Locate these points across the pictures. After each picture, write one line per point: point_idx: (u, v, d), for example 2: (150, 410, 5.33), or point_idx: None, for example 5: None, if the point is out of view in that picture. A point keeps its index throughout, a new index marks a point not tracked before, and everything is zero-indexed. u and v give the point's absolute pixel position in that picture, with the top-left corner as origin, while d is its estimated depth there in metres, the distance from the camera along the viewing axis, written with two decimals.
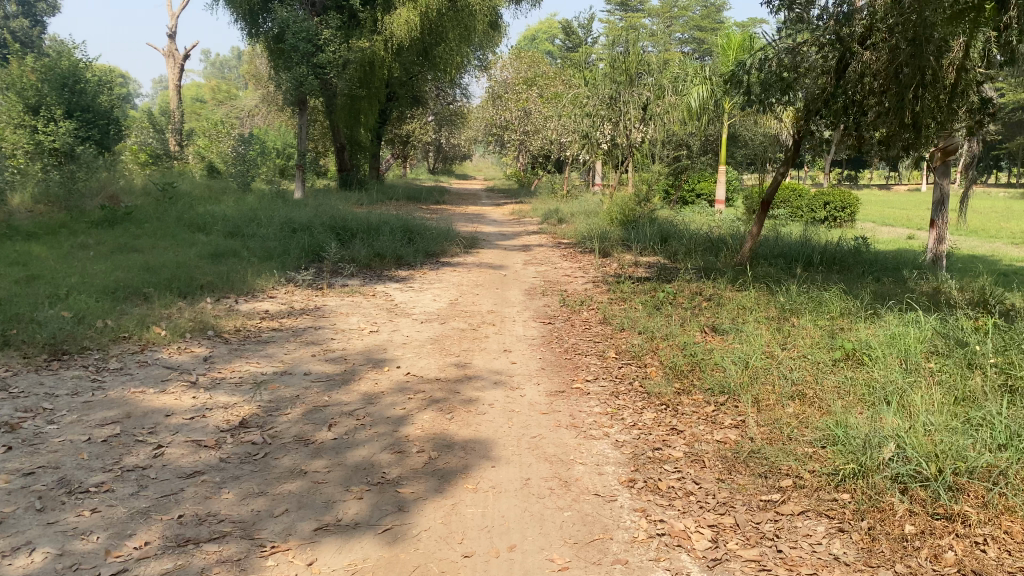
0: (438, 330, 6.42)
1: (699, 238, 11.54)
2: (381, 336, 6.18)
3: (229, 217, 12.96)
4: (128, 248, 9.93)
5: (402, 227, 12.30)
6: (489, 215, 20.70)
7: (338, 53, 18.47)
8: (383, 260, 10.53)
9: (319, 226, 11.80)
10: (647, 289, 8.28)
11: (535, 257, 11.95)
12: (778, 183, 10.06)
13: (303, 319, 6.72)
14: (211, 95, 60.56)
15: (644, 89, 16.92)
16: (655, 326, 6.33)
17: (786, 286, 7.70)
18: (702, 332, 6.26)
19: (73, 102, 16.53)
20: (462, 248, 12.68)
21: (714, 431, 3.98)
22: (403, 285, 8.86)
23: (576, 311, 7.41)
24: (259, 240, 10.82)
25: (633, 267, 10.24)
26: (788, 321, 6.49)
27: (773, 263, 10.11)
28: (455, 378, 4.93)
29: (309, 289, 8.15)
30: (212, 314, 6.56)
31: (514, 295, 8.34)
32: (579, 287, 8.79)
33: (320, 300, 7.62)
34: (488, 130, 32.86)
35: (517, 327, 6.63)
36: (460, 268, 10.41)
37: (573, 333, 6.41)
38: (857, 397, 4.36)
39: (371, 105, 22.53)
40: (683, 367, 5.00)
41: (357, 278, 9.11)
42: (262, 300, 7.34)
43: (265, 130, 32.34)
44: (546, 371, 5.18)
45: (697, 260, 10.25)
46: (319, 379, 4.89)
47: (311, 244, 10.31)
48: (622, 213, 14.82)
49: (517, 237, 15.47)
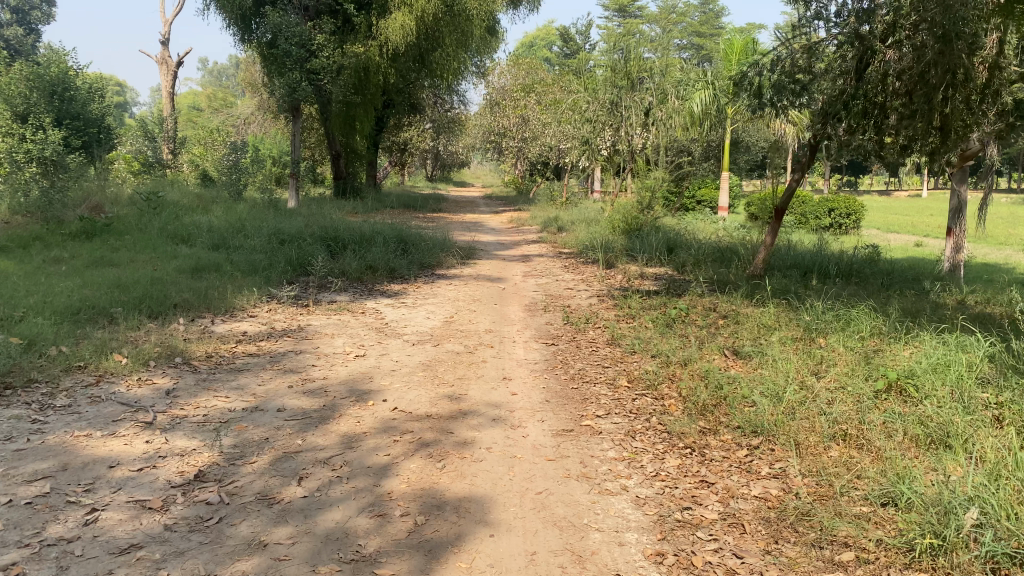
0: (431, 354, 5.85)
1: (708, 247, 10.98)
2: (368, 362, 5.60)
3: (215, 227, 12.39)
4: (104, 262, 9.36)
5: (396, 237, 11.74)
6: (488, 224, 20.12)
7: (332, 59, 18.06)
8: (374, 272, 9.96)
9: (309, 237, 11.24)
10: (656, 304, 7.71)
11: (535, 269, 11.37)
12: (793, 191, 9.51)
13: (283, 342, 6.13)
14: (207, 103, 60.03)
15: (647, 93, 16.34)
16: (669, 348, 5.78)
17: (808, 302, 7.13)
18: (722, 355, 5.71)
19: (63, 109, 16.98)
20: (458, 259, 12.12)
21: (751, 485, 3.43)
22: (396, 300, 8.28)
23: (581, 330, 6.83)
24: (244, 252, 10.25)
25: (640, 279, 9.68)
26: (814, 343, 5.92)
27: (788, 275, 9.57)
28: (448, 415, 4.35)
29: (293, 306, 7.58)
30: (183, 337, 5.98)
31: (514, 311, 7.76)
32: (583, 303, 8.21)
33: (304, 318, 7.05)
34: (486, 137, 32.35)
35: (518, 349, 6.06)
36: (456, 282, 9.83)
37: (579, 357, 5.83)
38: (911, 439, 3.80)
39: (367, 111, 21.99)
40: (707, 401, 4.45)
41: (345, 294, 8.54)
42: (240, 320, 6.76)
43: (258, 138, 31.78)
44: (551, 404, 4.61)
45: (707, 272, 9.71)
46: (293, 416, 4.31)
47: (300, 257, 9.76)
48: (625, 221, 14.26)
49: (516, 247, 14.89)
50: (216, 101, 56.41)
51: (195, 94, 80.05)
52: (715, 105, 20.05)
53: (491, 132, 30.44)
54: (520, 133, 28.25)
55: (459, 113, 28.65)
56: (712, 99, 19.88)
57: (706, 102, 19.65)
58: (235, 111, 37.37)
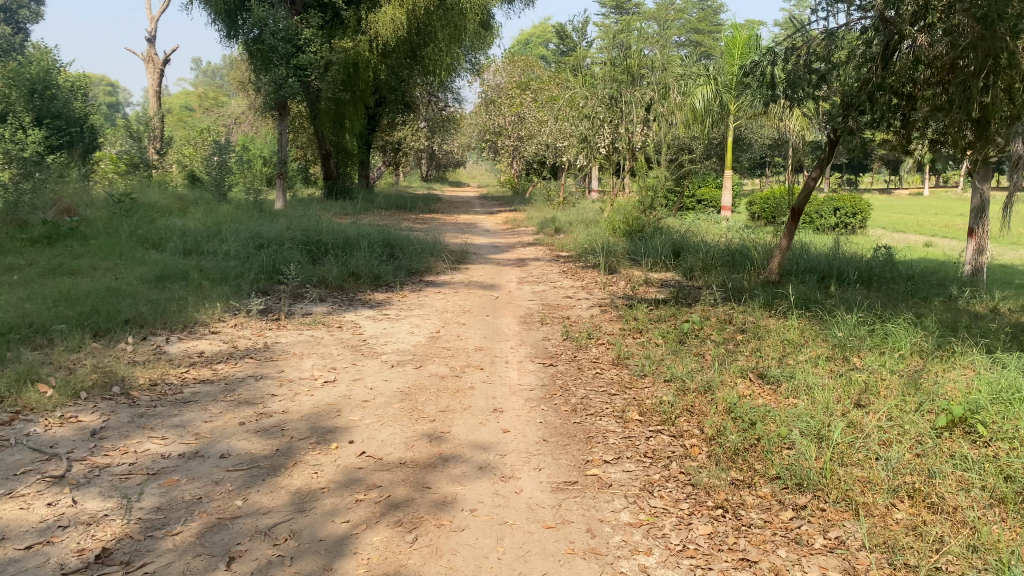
0: (412, 378, 5.11)
1: (716, 250, 10.30)
2: (338, 389, 4.86)
3: (191, 231, 11.62)
4: (63, 269, 8.61)
5: (383, 241, 11.01)
6: (482, 225, 19.44)
7: (319, 54, 17.27)
8: (358, 279, 9.23)
9: (290, 242, 10.50)
10: (664, 316, 7.01)
11: (531, 275, 10.64)
12: (810, 190, 8.77)
13: (244, 365, 5.38)
14: (200, 102, 59.15)
15: (648, 88, 15.58)
16: (685, 371, 5.08)
17: (833, 316, 6.47)
18: (745, 381, 4.99)
19: (45, 108, 17.93)
20: (450, 263, 11.39)
21: (807, 565, 2.72)
22: (378, 312, 7.54)
23: (582, 346, 6.10)
24: (218, 259, 9.50)
25: (644, 286, 8.97)
26: (848, 365, 5.22)
27: (805, 281, 8.92)
28: (426, 461, 3.62)
29: (262, 321, 6.83)
30: (128, 360, 5.23)
31: (507, 324, 7.03)
32: (584, 313, 7.51)
33: (274, 335, 6.31)
34: (481, 137, 31.66)
35: (512, 371, 5.34)
36: (446, 289, 9.11)
37: (581, 381, 5.10)
38: (995, 497, 3.10)
39: (357, 109, 21.42)
40: (737, 443, 3.74)
41: (323, 305, 7.81)
42: (199, 338, 6.01)
43: (248, 137, 31.00)
44: (550, 445, 3.88)
45: (719, 277, 9.04)
46: (240, 465, 3.56)
47: (278, 263, 9.06)
48: (626, 222, 13.53)
49: (511, 250, 14.18)
50: (208, 101, 55.88)
51: (189, 94, 79.18)
52: (717, 102, 19.39)
53: (486, 131, 29.71)
54: (516, 131, 27.51)
55: (453, 111, 27.90)
56: (714, 95, 19.20)
57: (708, 98, 18.96)
58: (225, 110, 36.59)
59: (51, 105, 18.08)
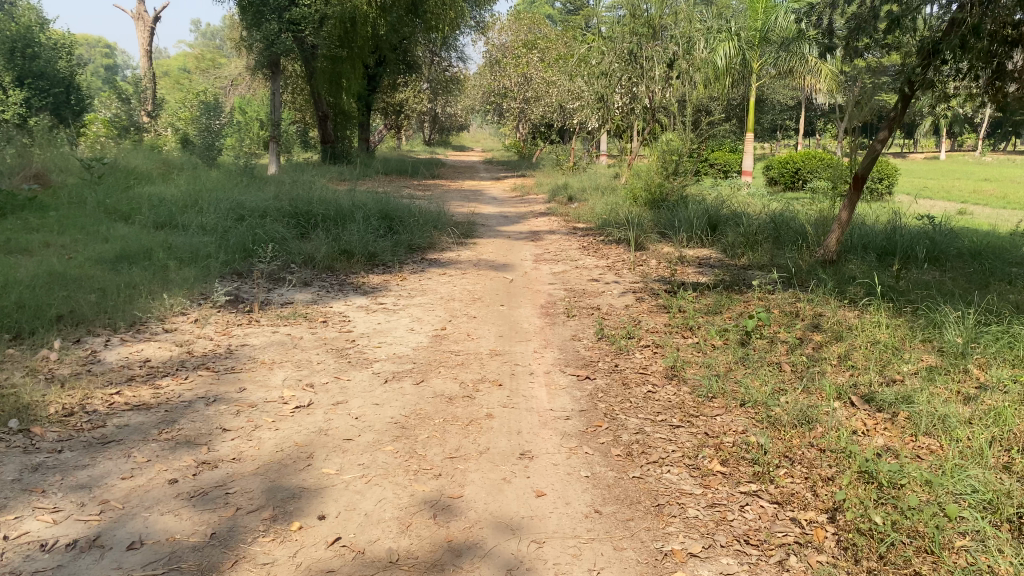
0: (410, 400, 3.93)
1: (757, 221, 9.08)
2: (312, 419, 3.67)
3: (168, 200, 10.39)
4: (9, 247, 7.41)
5: (379, 211, 9.79)
6: (488, 192, 18.13)
7: (313, 7, 16.06)
8: (350, 258, 8.06)
9: (275, 213, 9.30)
10: (715, 307, 5.83)
11: (547, 251, 9.42)
12: (875, 154, 7.46)
13: (197, 381, 4.20)
14: (195, 65, 57.18)
15: (670, 42, 14.05)
16: (768, 394, 3.90)
17: (927, 310, 5.27)
18: (847, 407, 3.82)
19: (25, 68, 16.74)
20: (455, 236, 10.19)
21: None
22: (373, 301, 6.35)
23: (622, 349, 4.91)
24: (190, 234, 8.29)
25: (681, 267, 7.77)
26: (979, 381, 4.03)
27: (866, 261, 7.75)
28: (428, 560, 2.45)
29: (230, 315, 5.63)
30: (45, 376, 4.05)
31: (526, 317, 5.83)
32: (617, 302, 6.33)
33: (243, 336, 5.13)
34: (486, 99, 30.28)
35: (538, 388, 4.15)
36: (453, 270, 7.91)
37: (631, 405, 3.91)
38: None
39: (355, 67, 20.14)
40: (883, 525, 2.58)
41: (308, 291, 6.63)
42: (148, 341, 4.83)
43: (242, 98, 29.53)
44: (606, 522, 2.72)
45: (766, 256, 7.88)
46: (152, 567, 2.38)
47: (258, 241, 7.89)
48: (648, 190, 12.22)
49: (522, 220, 13.01)
50: (203, 63, 54.33)
51: (186, 53, 76.68)
52: (739, 59, 17.99)
53: (492, 93, 28.37)
54: (523, 93, 26.05)
55: (457, 71, 26.40)
56: (737, 52, 17.83)
57: (730, 55, 17.44)
58: (221, 71, 35.00)
59: (31, 64, 16.84)
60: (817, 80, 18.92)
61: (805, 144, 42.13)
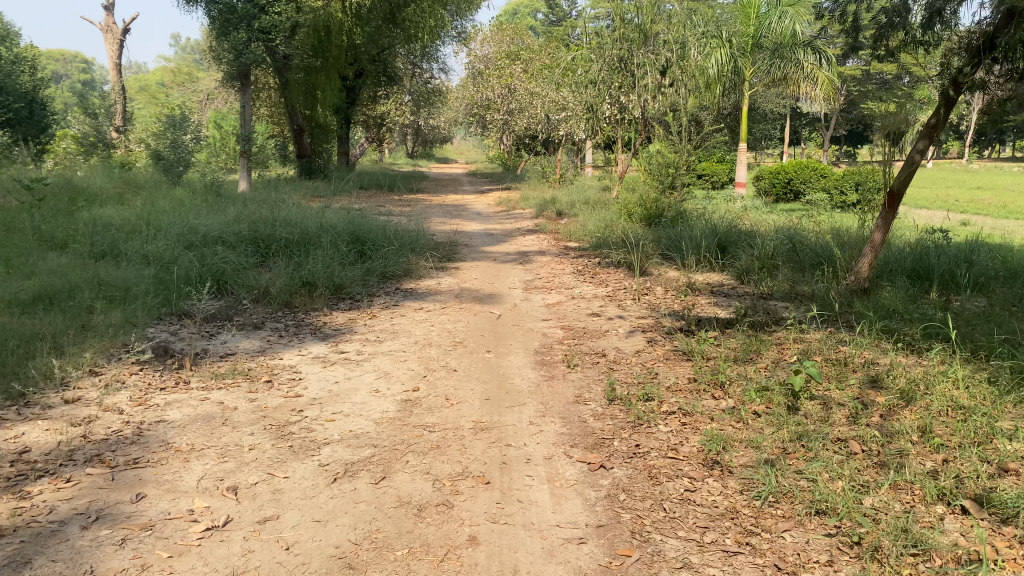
0: (364, 515, 2.89)
1: (772, 240, 8.11)
2: (225, 553, 2.63)
3: (113, 224, 9.28)
4: None
5: (349, 233, 8.73)
6: (471, 207, 17.14)
7: (284, 15, 15.03)
8: (312, 290, 7.02)
9: (230, 239, 8.23)
10: (746, 354, 4.83)
11: (538, 277, 8.42)
12: (914, 167, 6.48)
13: (82, 485, 3.13)
14: (171, 78, 55.79)
15: (663, 48, 13.07)
16: (850, 501, 2.92)
17: (1014, 361, 4.27)
18: (957, 516, 2.84)
19: None
20: (436, 260, 9.17)
21: None
22: (334, 349, 5.30)
23: (641, 421, 3.88)
24: (129, 267, 7.20)
25: (693, 298, 6.78)
26: None
27: (901, 289, 6.80)
28: None
29: (153, 376, 4.56)
30: None
31: (517, 370, 4.80)
32: (626, 346, 5.31)
33: (163, 408, 4.06)
34: (469, 110, 29.32)
35: (537, 487, 3.13)
36: (430, 304, 6.88)
37: (667, 518, 2.91)
38: None
39: (330, 78, 18.80)
40: None
41: (259, 337, 5.58)
42: (34, 420, 3.76)
43: (216, 113, 28.37)
44: None
45: (788, 284, 6.92)
46: None
47: (204, 274, 6.84)
48: (643, 205, 11.19)
49: (508, 239, 12.00)
50: (179, 76, 52.93)
51: (165, 68, 75.04)
52: (733, 66, 17.12)
53: (475, 104, 27.37)
54: (506, 104, 25.07)
55: (438, 83, 25.38)
56: (731, 60, 16.95)
57: (723, 62, 16.52)
58: (196, 84, 33.81)
59: None
60: (813, 87, 17.98)
61: (793, 153, 41.47)
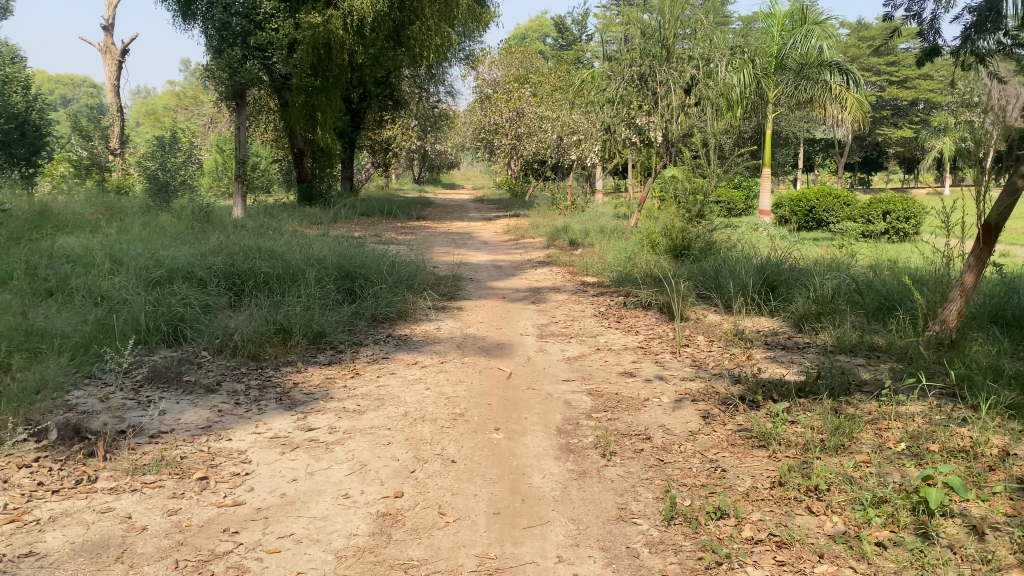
0: None
1: (828, 279, 6.91)
2: None
3: (71, 256, 8.14)
4: None
5: (336, 268, 7.59)
6: (478, 235, 16.02)
7: (283, 32, 13.91)
8: (287, 338, 5.87)
9: (199, 275, 7.10)
10: (838, 439, 3.64)
11: (555, 320, 7.23)
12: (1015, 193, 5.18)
13: None
14: (176, 102, 55.38)
15: (687, 65, 11.94)
16: None
17: None
18: None
19: None
20: (436, 298, 8.00)
21: None
22: (302, 426, 4.12)
23: (720, 560, 2.69)
24: (71, 309, 6.05)
25: (745, 352, 5.58)
26: None
27: (997, 341, 5.58)
28: None
29: (50, 472, 3.39)
30: None
31: (536, 461, 3.62)
32: (675, 424, 4.11)
33: (41, 529, 2.89)
34: (475, 135, 28.32)
35: None
36: (426, 356, 5.70)
37: None
38: None
39: (331, 99, 17.70)
40: None
41: (208, 406, 4.41)
42: None
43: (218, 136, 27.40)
44: None
45: (859, 337, 5.70)
46: None
47: (157, 320, 5.69)
48: (668, 235, 9.98)
49: (517, 271, 10.85)
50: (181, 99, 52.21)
51: (170, 91, 74.35)
52: (757, 88, 15.96)
53: (481, 129, 26.37)
54: (514, 128, 24.01)
55: (444, 106, 24.35)
56: (756, 80, 15.80)
57: (749, 82, 15.33)
58: (199, 108, 32.86)
59: None
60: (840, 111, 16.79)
61: (807, 180, 40.32)
